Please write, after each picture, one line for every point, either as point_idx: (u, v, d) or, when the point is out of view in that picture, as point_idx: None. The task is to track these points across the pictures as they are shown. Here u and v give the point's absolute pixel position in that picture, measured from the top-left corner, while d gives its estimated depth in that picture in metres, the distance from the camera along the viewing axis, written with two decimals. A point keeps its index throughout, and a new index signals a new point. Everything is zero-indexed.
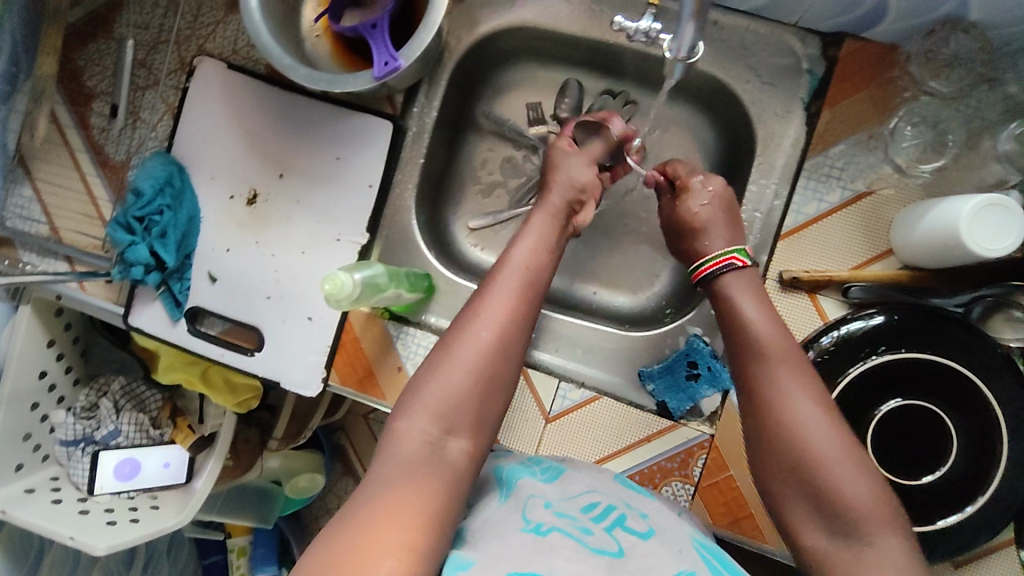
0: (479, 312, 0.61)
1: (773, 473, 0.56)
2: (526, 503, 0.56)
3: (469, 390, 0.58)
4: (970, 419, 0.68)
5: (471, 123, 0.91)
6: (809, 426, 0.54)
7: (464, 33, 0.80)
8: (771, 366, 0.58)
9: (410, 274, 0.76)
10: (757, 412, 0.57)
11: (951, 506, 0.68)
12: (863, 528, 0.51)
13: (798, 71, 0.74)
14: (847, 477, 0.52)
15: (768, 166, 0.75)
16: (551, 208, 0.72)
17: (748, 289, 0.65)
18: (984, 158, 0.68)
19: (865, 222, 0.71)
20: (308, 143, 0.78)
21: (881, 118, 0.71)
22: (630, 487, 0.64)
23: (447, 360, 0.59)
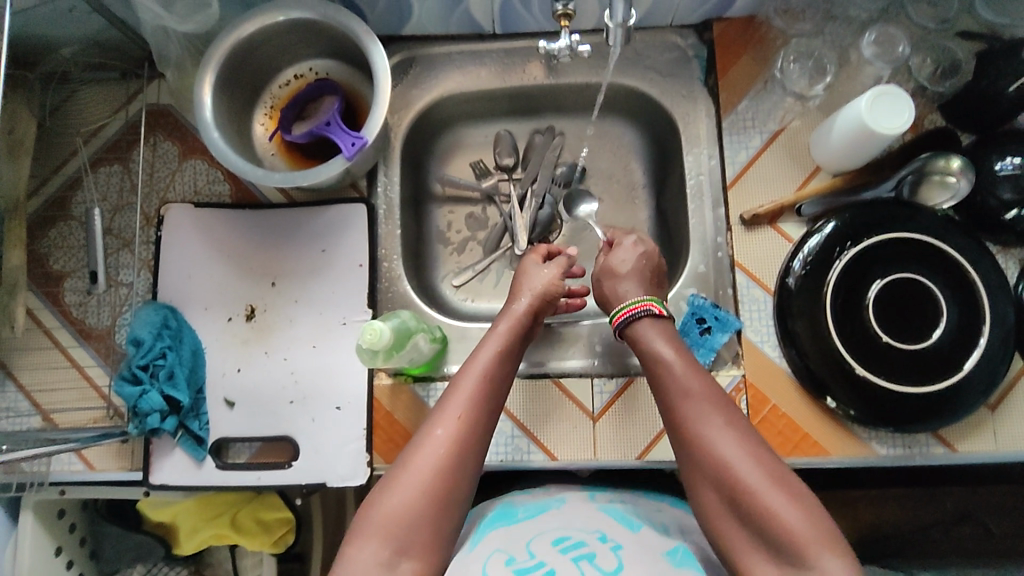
0: (436, 418, 0.63)
1: (716, 518, 0.59)
2: (490, 557, 0.60)
3: (421, 507, 0.58)
4: (941, 271, 0.77)
5: (427, 194, 0.98)
6: (735, 462, 0.58)
7: (403, 113, 0.90)
8: (699, 406, 0.63)
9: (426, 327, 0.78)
10: (688, 457, 0.62)
11: (968, 348, 0.74)
12: (802, 551, 0.53)
13: (686, 60, 0.89)
14: (778, 504, 0.56)
15: (694, 136, 0.87)
16: (508, 314, 0.73)
17: (665, 335, 0.71)
18: (857, 66, 0.83)
19: (788, 153, 0.83)
20: (291, 245, 0.82)
21: (768, 70, 0.85)
22: (617, 515, 0.68)
23: (403, 474, 0.60)
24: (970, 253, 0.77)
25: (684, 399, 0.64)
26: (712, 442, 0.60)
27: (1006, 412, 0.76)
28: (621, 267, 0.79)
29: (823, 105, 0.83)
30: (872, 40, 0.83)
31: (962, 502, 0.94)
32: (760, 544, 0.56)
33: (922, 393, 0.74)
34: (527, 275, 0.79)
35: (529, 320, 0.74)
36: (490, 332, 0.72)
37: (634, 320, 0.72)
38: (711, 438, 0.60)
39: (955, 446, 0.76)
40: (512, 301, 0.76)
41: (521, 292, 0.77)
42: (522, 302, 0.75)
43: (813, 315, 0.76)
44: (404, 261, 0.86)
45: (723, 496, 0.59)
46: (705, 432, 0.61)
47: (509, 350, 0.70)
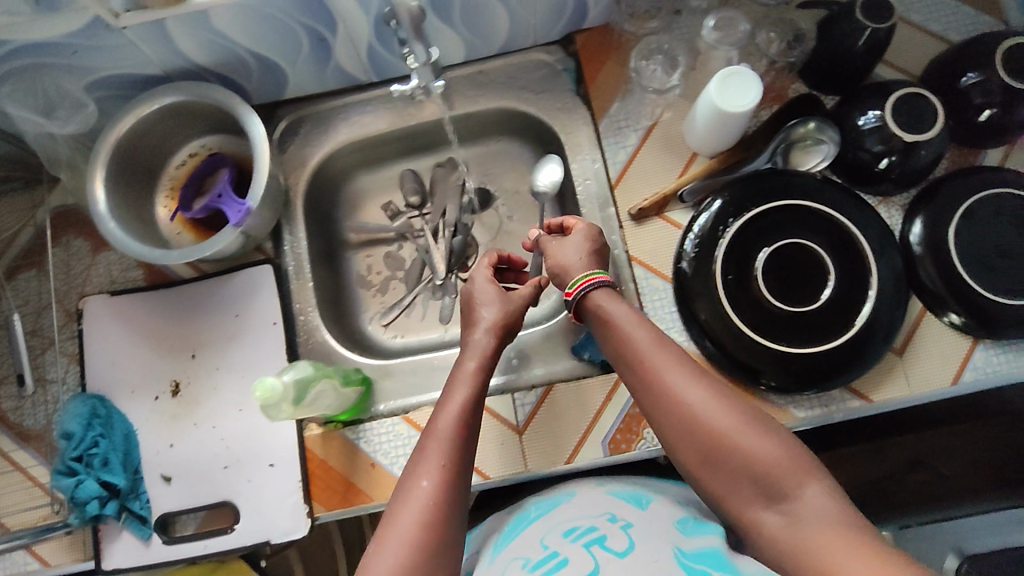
0: (418, 462, 0.62)
1: (701, 474, 0.60)
2: (509, 564, 0.66)
3: (419, 556, 0.55)
4: (826, 232, 0.79)
5: (341, 243, 1.02)
6: (705, 413, 0.60)
7: (299, 171, 0.94)
8: (664, 372, 0.64)
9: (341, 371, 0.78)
10: (663, 418, 0.62)
11: (860, 300, 0.77)
12: (785, 482, 0.55)
13: (555, 75, 0.93)
14: (753, 445, 0.58)
15: (574, 144, 0.90)
16: (473, 346, 0.72)
17: (619, 301, 0.71)
18: (709, 52, 0.87)
19: (664, 144, 0.87)
20: (205, 317, 0.85)
21: (630, 71, 0.89)
22: (627, 498, 0.75)
23: (392, 529, 0.57)
24: (849, 207, 0.80)
25: (648, 365, 0.65)
26: (681, 400, 0.61)
27: (914, 355, 0.78)
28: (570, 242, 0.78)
29: (684, 95, 0.87)
30: (714, 24, 0.87)
31: (909, 448, 0.96)
32: (747, 486, 0.57)
33: (825, 350, 0.76)
34: (480, 289, 0.77)
35: (497, 349, 0.73)
36: (458, 367, 0.70)
37: (589, 292, 0.72)
38: (678, 392, 0.62)
39: (869, 397, 0.78)
40: (473, 327, 0.74)
41: (481, 317, 0.75)
42: (484, 327, 0.73)
43: (707, 293, 0.79)
44: (321, 310, 0.89)
45: (702, 450, 0.60)
46: (672, 387, 0.62)
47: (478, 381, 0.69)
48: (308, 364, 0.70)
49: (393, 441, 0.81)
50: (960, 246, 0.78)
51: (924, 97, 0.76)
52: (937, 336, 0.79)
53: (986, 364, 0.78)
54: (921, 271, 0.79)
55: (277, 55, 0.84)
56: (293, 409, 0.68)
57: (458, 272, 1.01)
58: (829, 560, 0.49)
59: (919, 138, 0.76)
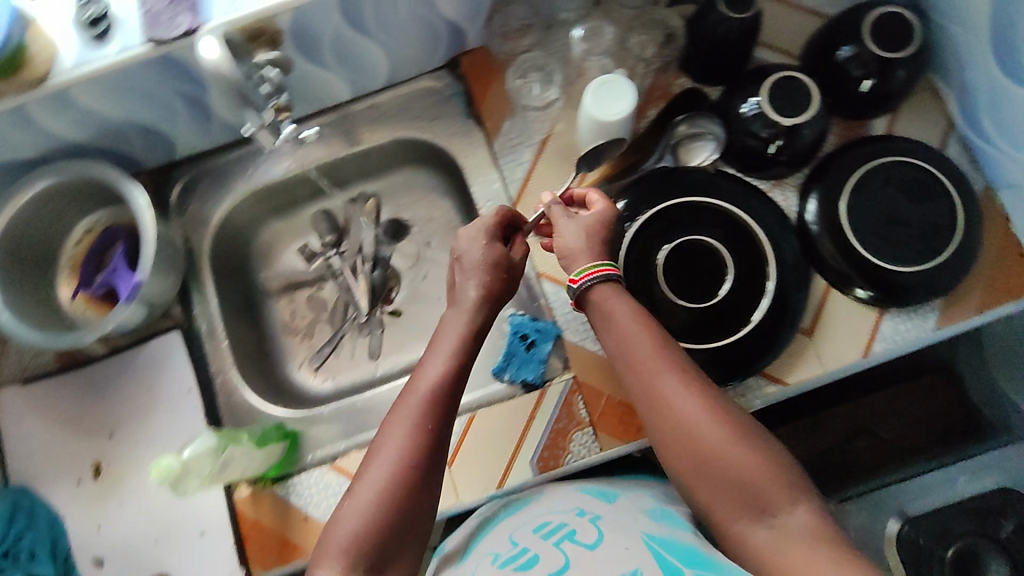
0: (391, 421, 0.63)
1: (687, 475, 0.61)
2: (478, 561, 0.66)
3: (384, 523, 0.58)
4: (723, 225, 0.79)
5: (260, 294, 1.00)
6: (697, 421, 0.60)
7: (201, 230, 0.92)
8: (660, 374, 0.63)
9: (260, 433, 0.79)
10: (655, 421, 0.63)
11: (757, 296, 0.77)
12: (768, 500, 0.57)
13: (444, 101, 0.93)
14: (741, 458, 0.59)
15: (472, 167, 0.90)
16: (458, 306, 0.70)
17: (616, 294, 0.67)
18: (585, 64, 0.88)
19: (560, 156, 0.86)
20: (120, 393, 0.84)
21: (515, 88, 0.88)
22: (595, 493, 0.74)
23: (361, 490, 0.59)
24: (740, 197, 0.81)
25: (643, 364, 0.64)
26: (672, 405, 0.62)
27: (822, 333, 0.79)
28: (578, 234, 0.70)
29: (570, 106, 0.87)
30: (582, 35, 0.88)
31: (850, 417, 0.97)
32: (729, 497, 0.59)
33: (724, 346, 0.76)
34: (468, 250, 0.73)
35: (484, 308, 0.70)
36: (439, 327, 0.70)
37: (597, 283, 0.67)
38: (673, 399, 0.62)
39: (785, 381, 0.78)
40: (458, 279, 0.72)
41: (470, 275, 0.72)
42: (471, 286, 0.71)
43: None
44: (239, 368, 0.87)
45: (691, 455, 0.60)
46: (664, 388, 0.62)
47: (462, 341, 0.68)
48: (210, 437, 0.73)
49: (323, 490, 0.80)
50: (854, 219, 0.78)
51: (797, 80, 0.77)
52: (844, 311, 0.79)
53: (892, 332, 0.79)
54: (820, 248, 0.80)
55: (154, 120, 0.82)
56: (204, 478, 0.73)
57: (382, 306, 1.00)
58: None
59: (797, 121, 0.76)
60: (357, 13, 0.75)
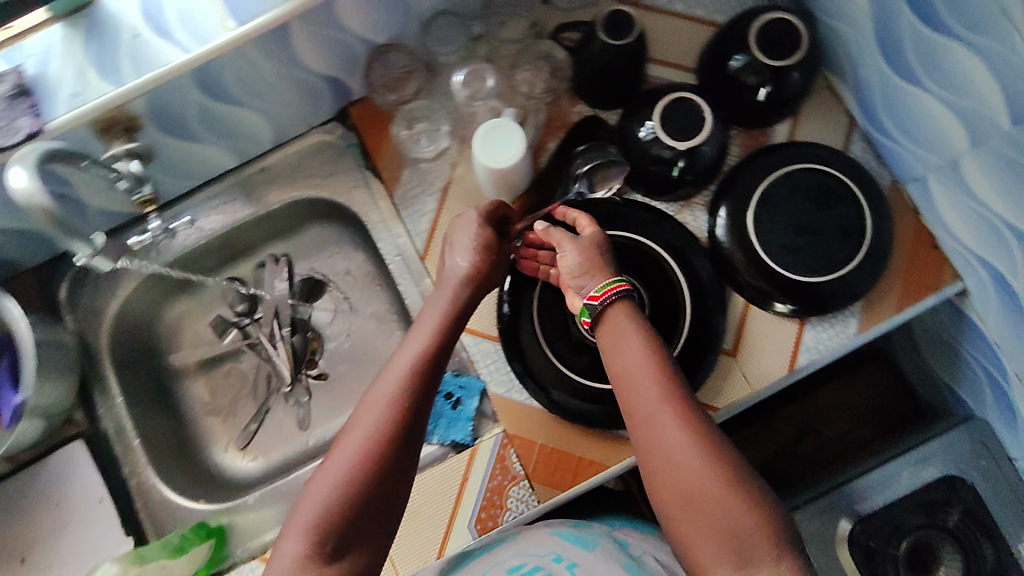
0: (366, 401, 0.62)
1: (670, 512, 0.57)
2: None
3: (348, 502, 0.57)
4: (633, 257, 0.79)
5: (174, 378, 0.94)
6: (687, 457, 0.57)
7: (97, 324, 0.87)
8: (659, 405, 0.60)
9: (171, 539, 0.76)
10: (644, 449, 0.60)
11: (673, 332, 0.76)
12: (752, 556, 0.53)
13: (338, 155, 0.88)
14: (728, 506, 0.55)
15: (375, 223, 0.86)
16: (443, 283, 0.71)
17: (625, 323, 0.65)
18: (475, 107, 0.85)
19: (461, 201, 0.83)
20: (24, 515, 0.78)
21: (406, 139, 0.85)
22: (571, 537, 0.74)
23: (334, 463, 0.59)
24: (647, 225, 0.79)
25: (642, 392, 0.61)
26: (662, 434, 0.59)
27: (745, 354, 0.77)
28: (588, 248, 0.70)
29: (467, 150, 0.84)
30: (462, 80, 0.85)
31: (797, 416, 1.01)
32: (712, 544, 0.54)
33: None
34: (456, 238, 0.73)
35: (466, 288, 0.71)
36: (427, 312, 0.69)
37: (616, 299, 0.66)
38: (664, 428, 0.58)
39: (714, 406, 0.76)
40: (449, 261, 0.72)
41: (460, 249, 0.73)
42: (460, 265, 0.71)
43: (532, 346, 0.78)
44: (155, 465, 0.82)
45: (677, 490, 0.57)
46: (654, 414, 0.60)
47: (442, 327, 0.67)
48: (115, 562, 0.74)
49: None
50: (762, 233, 0.77)
51: (689, 100, 0.75)
52: (766, 328, 0.78)
53: (816, 342, 0.77)
54: (734, 267, 0.78)
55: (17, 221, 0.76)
56: None
57: (306, 370, 0.95)
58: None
59: (693, 143, 0.74)
60: (216, 85, 0.71)
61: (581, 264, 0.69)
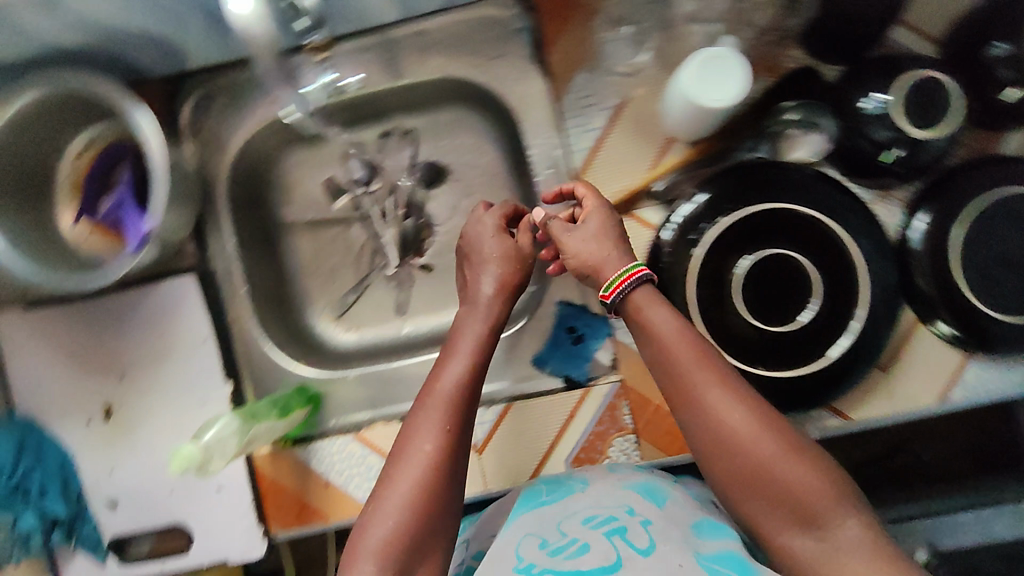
0: (415, 423, 0.61)
1: (728, 482, 0.55)
2: (521, 541, 0.60)
3: (417, 527, 0.56)
4: (815, 240, 0.71)
5: (279, 231, 0.90)
6: (747, 436, 0.54)
7: (219, 158, 0.81)
8: (702, 380, 0.56)
9: (278, 399, 0.76)
10: (701, 439, 0.56)
11: (838, 331, 0.70)
12: (821, 515, 0.51)
13: (509, 35, 0.78)
14: (796, 472, 0.52)
15: (532, 125, 0.77)
16: (472, 305, 0.71)
17: (653, 294, 0.61)
18: (684, 26, 0.75)
19: (636, 126, 0.74)
20: (127, 334, 0.77)
21: (594, 39, 0.75)
22: (642, 488, 0.65)
23: (393, 492, 0.58)
24: (842, 210, 0.71)
25: (678, 369, 0.57)
26: (719, 417, 0.55)
27: (898, 374, 0.72)
28: (592, 239, 0.65)
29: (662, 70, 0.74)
30: None
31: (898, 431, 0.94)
32: (779, 509, 0.53)
33: (794, 378, 0.69)
34: (479, 243, 0.74)
35: (497, 309, 0.71)
36: (462, 329, 0.69)
37: (630, 292, 0.61)
38: (717, 408, 0.55)
39: (847, 415, 0.73)
40: (478, 281, 0.72)
41: (483, 272, 0.72)
42: (487, 281, 0.71)
43: (679, 309, 0.70)
44: (259, 317, 0.82)
45: (738, 472, 0.54)
46: (706, 398, 0.56)
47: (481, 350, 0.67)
48: (234, 417, 0.73)
49: (346, 460, 0.78)
50: (966, 253, 0.68)
51: (938, 82, 0.64)
52: (928, 353, 0.72)
53: (979, 381, 0.71)
54: (915, 278, 0.70)
55: (162, 30, 0.68)
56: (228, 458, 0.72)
57: (413, 258, 0.91)
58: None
59: (921, 136, 0.64)
60: None
61: (589, 260, 0.65)
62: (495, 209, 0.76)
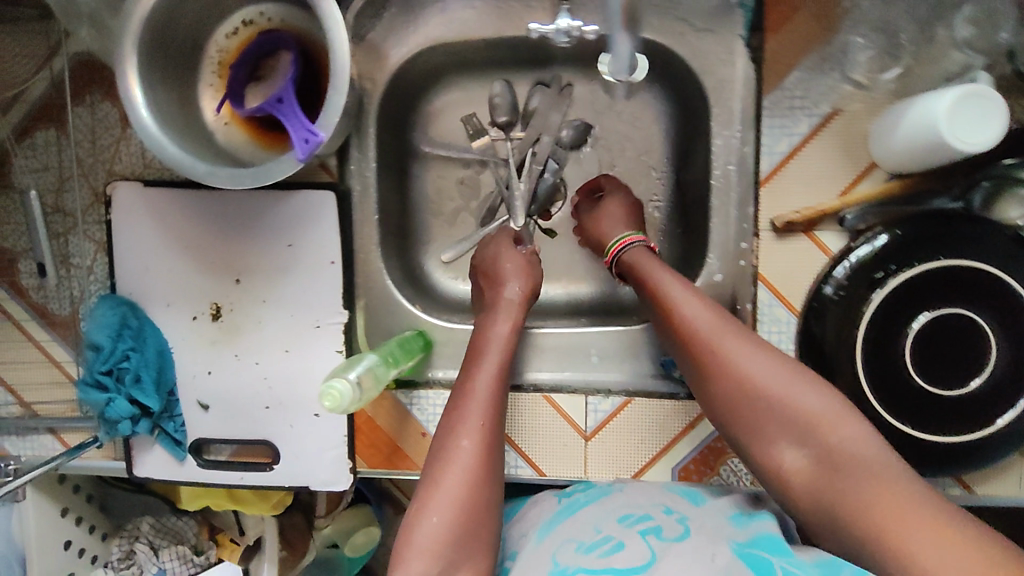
0: (455, 424, 0.61)
1: (729, 411, 0.59)
2: (559, 546, 0.59)
3: (467, 524, 0.56)
4: (1002, 308, 0.66)
5: (413, 157, 0.86)
6: (736, 356, 0.59)
7: (378, 72, 0.75)
8: (702, 325, 0.62)
9: (399, 345, 0.70)
10: (704, 375, 0.61)
11: (1005, 404, 0.66)
12: (822, 428, 0.55)
13: (727, 9, 0.70)
14: (798, 400, 0.57)
15: (727, 115, 0.71)
16: (505, 309, 0.72)
17: (652, 256, 0.70)
18: (944, 47, 0.66)
19: (841, 143, 0.68)
20: (252, 238, 0.73)
21: (823, 36, 0.67)
22: (682, 492, 0.67)
23: (438, 494, 0.57)
24: None
25: (681, 316, 0.63)
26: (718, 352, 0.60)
27: None
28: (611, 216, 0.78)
29: (900, 93, 0.66)
30: None
31: None
32: (782, 432, 0.57)
33: (947, 440, 0.67)
34: (497, 253, 0.78)
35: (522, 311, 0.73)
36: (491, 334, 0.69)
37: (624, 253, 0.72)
38: (712, 336, 0.61)
39: (971, 488, 0.70)
40: (502, 288, 0.74)
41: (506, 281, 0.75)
42: (516, 290, 0.74)
43: (837, 350, 0.68)
44: (383, 250, 0.78)
45: (730, 396, 0.59)
46: (713, 337, 0.61)
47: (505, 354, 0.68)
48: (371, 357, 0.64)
49: None
50: None
51: None
52: None
53: None
54: None
55: None
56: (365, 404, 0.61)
57: (539, 219, 0.87)
58: (878, 510, 0.50)
59: None
60: None
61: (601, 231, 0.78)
62: (504, 230, 0.81)
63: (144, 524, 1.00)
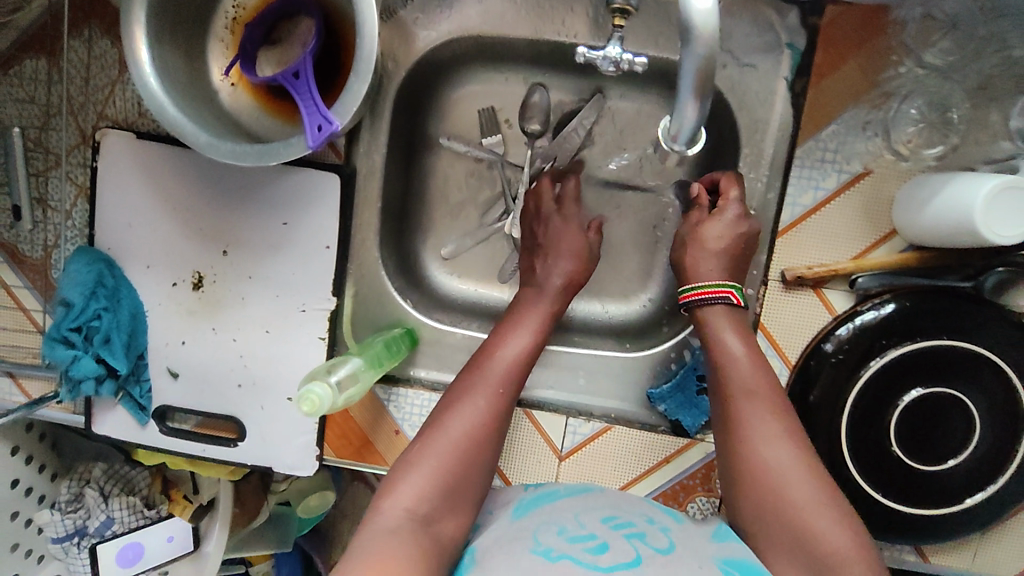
0: (471, 383, 0.63)
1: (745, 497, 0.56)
2: (539, 530, 0.54)
3: (459, 477, 0.57)
4: (992, 394, 0.66)
5: (426, 144, 0.82)
6: (772, 447, 0.56)
7: (402, 54, 0.71)
8: (746, 403, 0.59)
9: (387, 343, 0.71)
10: (734, 466, 0.58)
11: (977, 485, 0.67)
12: (842, 574, 0.49)
13: (776, 48, 0.67)
14: (826, 526, 0.51)
15: (756, 157, 0.69)
16: (540, 292, 0.71)
17: (731, 324, 0.64)
18: (994, 134, 0.63)
19: (865, 205, 0.67)
20: (247, 212, 0.70)
21: (867, 94, 0.65)
22: (663, 508, 0.62)
23: (438, 440, 0.59)
24: None
25: (733, 391, 0.60)
26: (758, 442, 0.57)
27: (993, 539, 0.71)
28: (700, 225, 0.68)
29: (937, 169, 0.64)
30: None
31: None
32: (797, 558, 0.51)
33: (915, 513, 0.68)
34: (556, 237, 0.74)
35: (558, 307, 0.71)
36: (523, 312, 0.70)
37: (704, 304, 0.65)
38: (751, 419, 0.58)
39: (927, 557, 0.72)
40: (545, 275, 0.72)
41: (555, 266, 0.73)
42: (557, 275, 0.72)
43: (827, 410, 0.67)
44: (380, 239, 0.75)
45: (756, 481, 0.55)
46: (752, 421, 0.58)
47: (536, 333, 0.68)
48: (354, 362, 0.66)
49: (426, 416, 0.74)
50: None
51: None
52: None
53: None
54: None
55: None
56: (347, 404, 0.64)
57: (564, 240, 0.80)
58: None
59: None
60: None
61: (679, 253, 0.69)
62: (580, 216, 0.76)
63: (96, 469, 0.94)
